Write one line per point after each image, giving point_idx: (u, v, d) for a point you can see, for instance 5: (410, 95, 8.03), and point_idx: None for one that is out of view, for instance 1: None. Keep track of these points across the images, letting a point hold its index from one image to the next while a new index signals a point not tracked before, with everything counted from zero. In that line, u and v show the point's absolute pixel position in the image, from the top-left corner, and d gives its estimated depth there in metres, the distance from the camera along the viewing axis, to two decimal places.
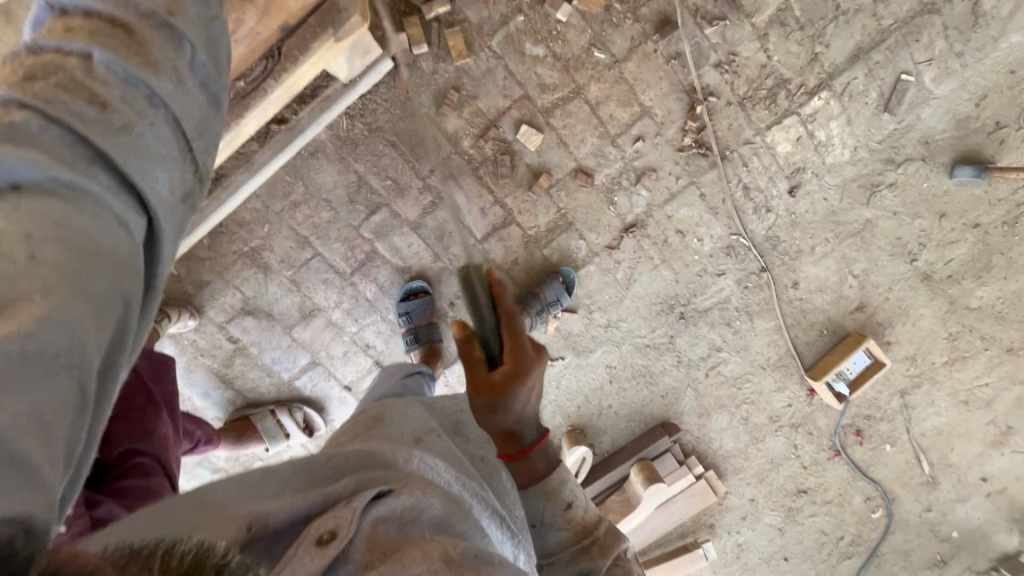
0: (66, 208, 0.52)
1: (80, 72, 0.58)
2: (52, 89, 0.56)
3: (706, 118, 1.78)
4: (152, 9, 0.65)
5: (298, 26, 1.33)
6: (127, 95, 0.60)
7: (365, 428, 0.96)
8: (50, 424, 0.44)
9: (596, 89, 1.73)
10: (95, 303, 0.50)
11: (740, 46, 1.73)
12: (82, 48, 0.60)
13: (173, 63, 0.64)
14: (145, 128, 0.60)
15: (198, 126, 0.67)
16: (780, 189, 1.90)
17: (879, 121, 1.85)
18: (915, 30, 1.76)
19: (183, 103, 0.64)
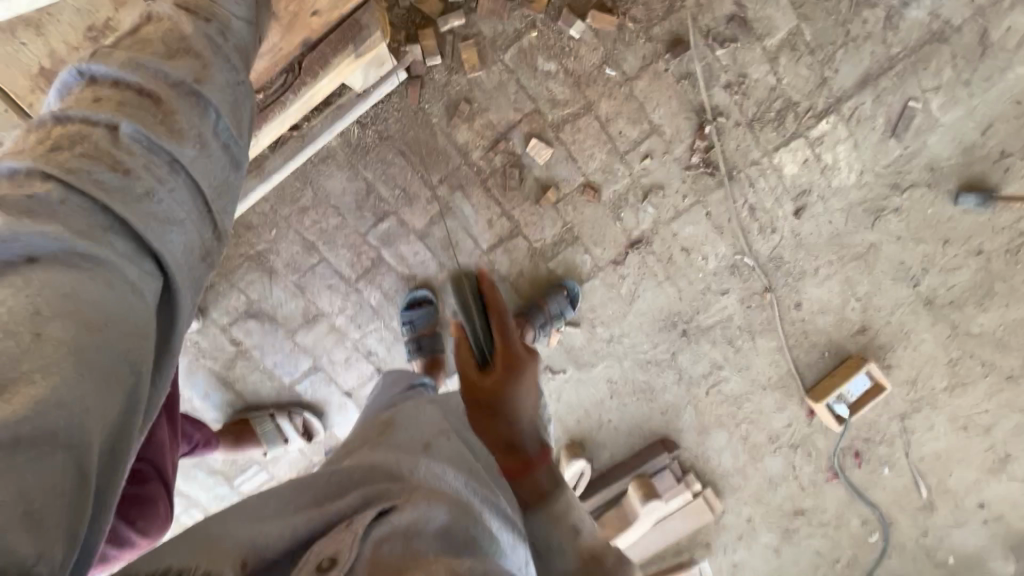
0: (79, 277, 0.54)
1: (106, 141, 0.63)
2: (76, 158, 0.61)
3: (714, 137, 1.79)
4: (182, 77, 0.72)
5: (319, 41, 1.35)
6: (150, 161, 0.65)
7: (374, 436, 0.96)
8: (41, 517, 0.44)
9: (606, 106, 1.74)
10: (100, 379, 0.51)
11: (750, 68, 1.75)
12: (110, 119, 0.65)
13: (197, 128, 0.70)
14: (167, 194, 0.65)
15: (219, 183, 0.73)
16: (786, 210, 1.91)
17: (885, 146, 1.87)
18: (923, 59, 1.78)
19: (204, 166, 0.70)
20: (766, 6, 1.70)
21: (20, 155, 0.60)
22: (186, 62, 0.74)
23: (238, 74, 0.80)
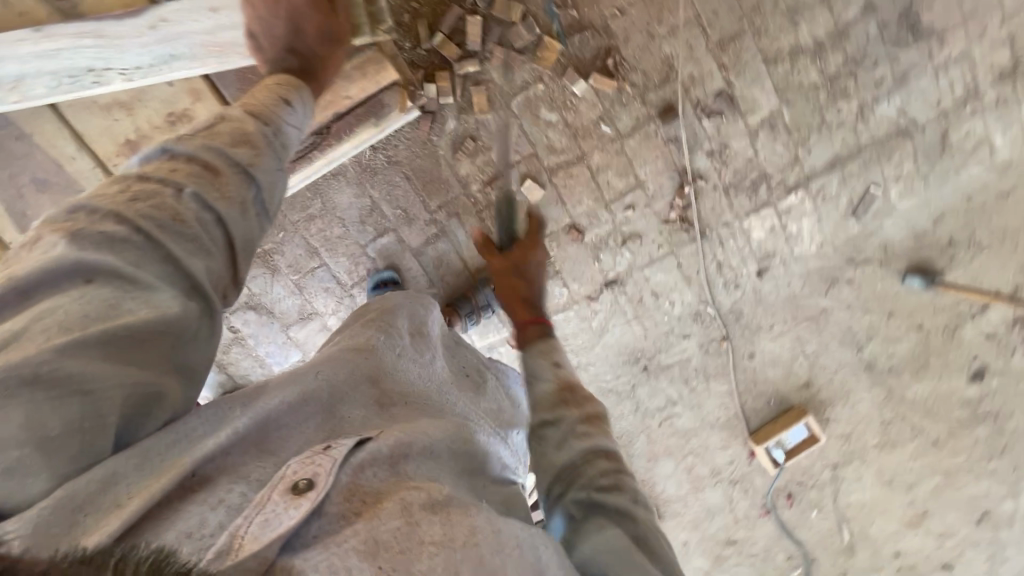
0: (114, 292, 0.71)
1: (172, 198, 0.80)
2: (144, 209, 0.77)
3: (692, 198, 1.97)
4: (237, 158, 0.89)
5: (347, 112, 1.67)
6: (200, 215, 0.82)
7: (363, 320, 1.15)
8: (63, 441, 0.64)
9: (598, 158, 1.91)
10: (118, 360, 0.69)
11: (732, 140, 1.93)
12: (179, 184, 0.82)
13: (242, 198, 0.88)
14: (208, 240, 0.82)
15: (249, 239, 0.89)
16: (750, 269, 2.09)
17: (845, 223, 2.06)
18: (888, 151, 1.97)
19: (241, 227, 0.87)
20: (752, 87, 1.87)
21: (101, 199, 0.78)
22: (244, 150, 0.91)
23: (281, 166, 0.97)
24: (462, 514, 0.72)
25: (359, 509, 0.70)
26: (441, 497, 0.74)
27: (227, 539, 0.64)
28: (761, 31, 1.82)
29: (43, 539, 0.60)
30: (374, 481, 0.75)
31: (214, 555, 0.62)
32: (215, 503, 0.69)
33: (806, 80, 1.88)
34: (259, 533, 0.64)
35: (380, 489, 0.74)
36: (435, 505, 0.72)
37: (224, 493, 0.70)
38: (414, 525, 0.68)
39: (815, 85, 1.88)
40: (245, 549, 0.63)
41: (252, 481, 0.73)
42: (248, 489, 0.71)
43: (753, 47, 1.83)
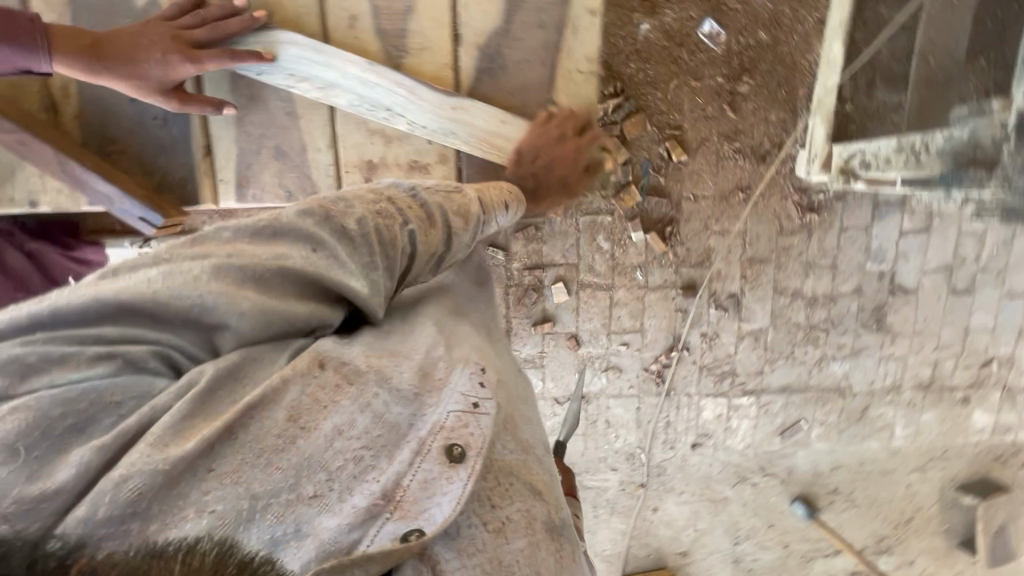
0: (323, 261, 0.86)
1: (399, 228, 0.97)
2: (376, 219, 0.94)
3: (674, 361, 2.26)
4: (451, 223, 1.07)
5: None
6: (405, 245, 0.97)
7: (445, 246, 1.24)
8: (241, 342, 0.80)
9: (621, 294, 2.18)
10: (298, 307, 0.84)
11: (723, 333, 2.26)
12: (409, 220, 0.99)
13: (435, 250, 1.04)
14: (396, 261, 0.95)
15: (421, 272, 1.05)
16: (687, 439, 2.39)
17: (771, 438, 2.42)
18: (825, 399, 2.38)
19: (422, 263, 1.03)
20: (756, 302, 2.24)
21: (358, 198, 0.96)
22: (459, 218, 1.09)
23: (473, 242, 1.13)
24: (569, 556, 0.88)
25: (493, 500, 0.84)
26: (557, 523, 0.89)
27: (393, 484, 0.77)
28: (781, 266, 2.20)
29: (205, 390, 0.72)
30: (506, 456, 0.89)
31: (379, 498, 0.76)
32: (370, 412, 0.80)
33: (794, 317, 2.26)
34: (422, 491, 0.78)
35: (512, 464, 0.89)
36: (551, 530, 0.87)
37: (376, 399, 0.81)
38: (535, 547, 0.83)
39: (798, 324, 2.28)
40: (404, 512, 0.76)
41: (393, 390, 0.84)
42: (391, 401, 0.82)
43: (771, 274, 2.21)
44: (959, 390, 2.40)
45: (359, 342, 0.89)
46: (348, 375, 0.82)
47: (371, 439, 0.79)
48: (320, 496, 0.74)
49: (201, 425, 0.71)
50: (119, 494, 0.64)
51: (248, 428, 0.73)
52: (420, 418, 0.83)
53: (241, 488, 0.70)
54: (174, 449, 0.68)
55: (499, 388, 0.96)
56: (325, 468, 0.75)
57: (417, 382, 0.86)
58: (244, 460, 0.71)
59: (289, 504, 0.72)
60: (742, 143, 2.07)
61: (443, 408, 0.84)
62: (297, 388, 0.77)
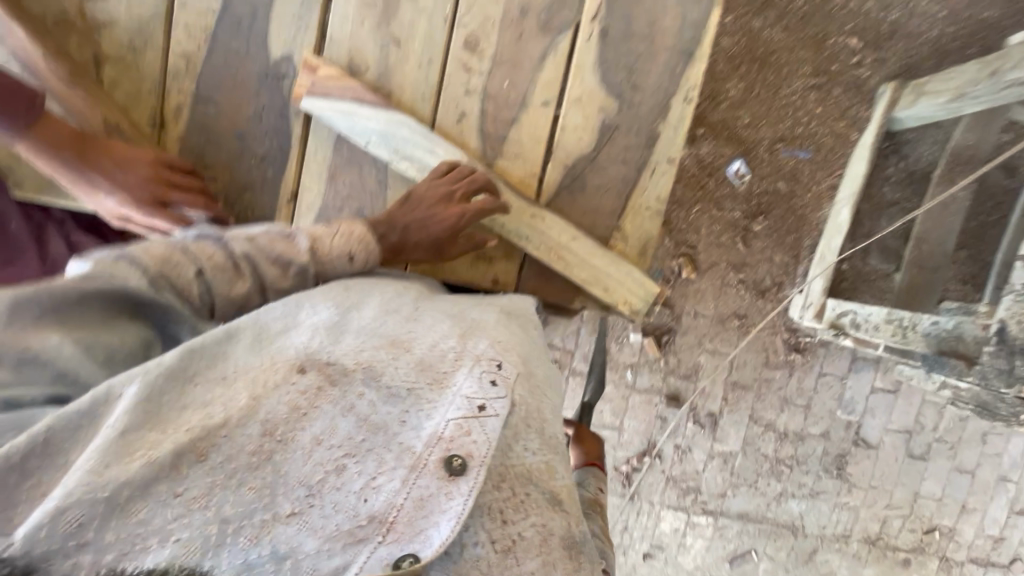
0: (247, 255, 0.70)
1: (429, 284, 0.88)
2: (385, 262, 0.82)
3: (644, 467, 2.29)
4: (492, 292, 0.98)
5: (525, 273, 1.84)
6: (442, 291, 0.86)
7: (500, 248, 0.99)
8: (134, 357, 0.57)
9: (608, 389, 2.25)
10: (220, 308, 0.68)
11: (695, 449, 2.31)
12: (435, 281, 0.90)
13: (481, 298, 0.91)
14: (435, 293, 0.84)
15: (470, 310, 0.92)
16: (639, 546, 2.41)
17: (720, 563, 2.43)
18: (777, 535, 2.41)
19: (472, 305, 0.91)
20: (731, 425, 2.30)
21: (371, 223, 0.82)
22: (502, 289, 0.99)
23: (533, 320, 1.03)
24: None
25: (506, 515, 0.57)
26: (579, 536, 0.61)
27: (383, 505, 0.54)
28: (760, 396, 2.28)
29: (139, 403, 0.50)
30: (527, 461, 0.60)
31: (364, 522, 0.52)
32: (350, 414, 0.56)
33: (763, 448, 2.32)
34: (410, 516, 0.54)
35: (535, 474, 0.60)
36: (572, 548, 0.59)
37: (358, 401, 0.57)
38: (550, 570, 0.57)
39: (767, 456, 2.33)
40: (399, 534, 0.53)
41: (383, 390, 0.59)
42: (378, 401, 0.58)
43: (749, 402, 2.28)
44: (901, 552, 2.46)
45: (329, 326, 0.63)
46: (330, 375, 0.58)
47: (352, 445, 0.55)
48: (301, 514, 0.51)
49: (145, 443, 0.48)
50: (59, 525, 0.43)
51: (210, 443, 0.50)
52: (416, 416, 0.58)
53: (210, 513, 0.48)
54: (119, 470, 0.46)
55: (525, 380, 0.65)
56: (305, 482, 0.52)
57: (415, 374, 0.61)
58: (209, 483, 0.49)
59: (263, 524, 0.50)
60: (746, 276, 2.17)
61: (440, 415, 0.58)
62: (275, 397, 0.54)
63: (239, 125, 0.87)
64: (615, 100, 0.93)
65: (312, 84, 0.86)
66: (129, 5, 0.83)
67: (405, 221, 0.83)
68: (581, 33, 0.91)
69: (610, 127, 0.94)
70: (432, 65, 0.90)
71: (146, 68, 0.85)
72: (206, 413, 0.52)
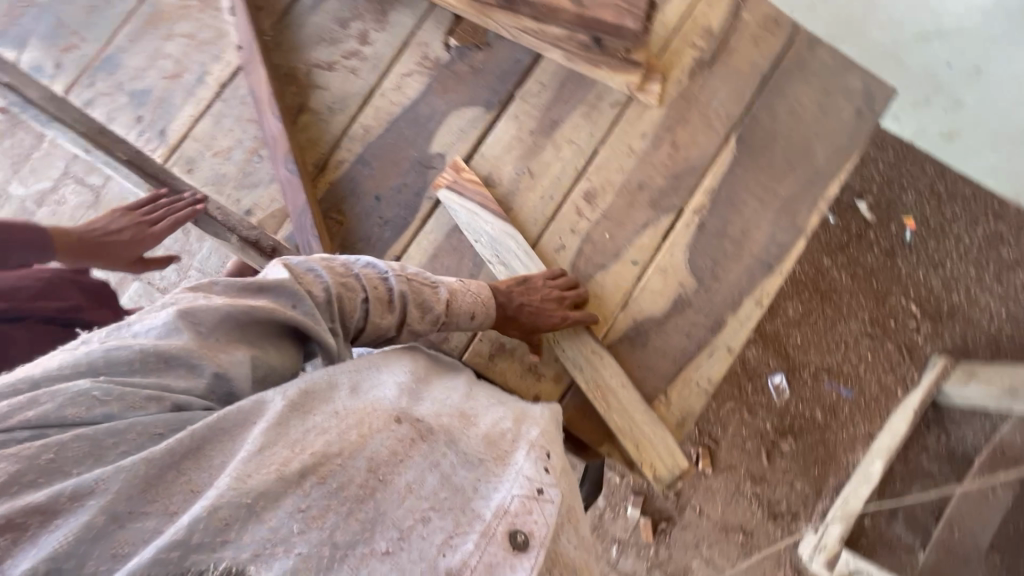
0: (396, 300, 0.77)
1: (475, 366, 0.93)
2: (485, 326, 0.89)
3: None
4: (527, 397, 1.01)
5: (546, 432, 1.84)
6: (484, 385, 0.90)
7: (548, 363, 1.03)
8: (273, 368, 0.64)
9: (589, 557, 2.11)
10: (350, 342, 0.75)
11: None
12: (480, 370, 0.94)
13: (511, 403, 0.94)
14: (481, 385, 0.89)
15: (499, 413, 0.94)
16: None
17: None
18: None
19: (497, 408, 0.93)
20: None
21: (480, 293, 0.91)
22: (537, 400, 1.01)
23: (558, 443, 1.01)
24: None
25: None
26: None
27: (458, 564, 0.52)
28: None
29: (272, 421, 0.55)
30: (571, 552, 0.60)
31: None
32: (437, 470, 0.58)
33: None
34: None
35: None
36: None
37: (444, 459, 0.60)
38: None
39: None
40: None
41: (461, 455, 0.61)
42: (457, 463, 0.60)
43: None
44: None
45: (410, 386, 0.68)
46: (422, 430, 0.61)
47: (438, 500, 0.56)
48: (394, 554, 0.51)
49: (278, 460, 0.52)
50: (209, 523, 0.46)
51: (329, 468, 0.53)
52: (486, 487, 0.59)
53: (324, 534, 0.50)
54: (260, 479, 0.50)
55: (567, 473, 0.67)
56: (398, 524, 0.53)
57: (483, 447, 0.63)
58: (326, 504, 0.51)
59: (363, 557, 0.50)
60: (762, 491, 2.08)
61: (505, 487, 0.59)
62: (379, 437, 0.58)
63: (381, 190, 1.03)
64: (695, 282, 1.04)
65: (453, 180, 1.02)
66: (343, 80, 1.05)
67: (519, 301, 0.92)
68: (682, 219, 1.05)
69: (684, 302, 1.03)
70: (552, 200, 1.04)
71: (331, 125, 1.04)
72: (324, 440, 0.55)
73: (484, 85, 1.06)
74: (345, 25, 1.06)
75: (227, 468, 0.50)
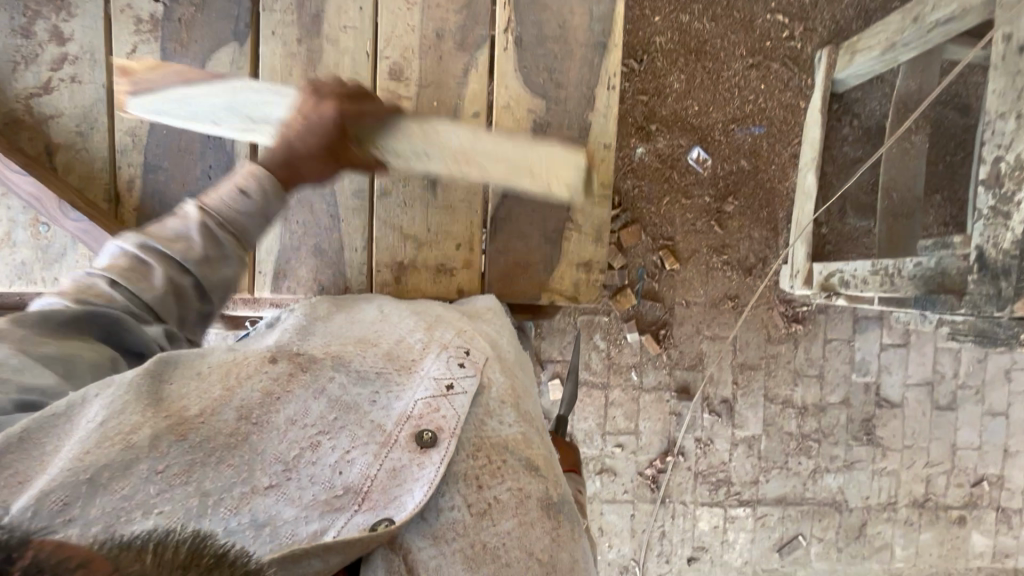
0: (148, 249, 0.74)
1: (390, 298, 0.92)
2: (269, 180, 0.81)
3: (670, 467, 2.24)
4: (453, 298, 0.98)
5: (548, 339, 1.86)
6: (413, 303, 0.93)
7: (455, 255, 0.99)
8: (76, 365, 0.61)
9: (618, 394, 2.22)
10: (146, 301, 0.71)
11: (717, 439, 2.26)
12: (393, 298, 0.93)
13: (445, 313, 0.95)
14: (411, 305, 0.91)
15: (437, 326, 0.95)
16: (683, 552, 2.30)
17: (770, 555, 2.32)
18: (821, 516, 2.32)
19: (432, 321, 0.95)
20: (748, 407, 2.25)
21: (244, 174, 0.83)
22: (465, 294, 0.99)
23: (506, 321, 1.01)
24: (572, 537, 0.62)
25: (481, 479, 0.60)
26: (558, 500, 0.63)
27: (357, 477, 0.57)
28: (771, 373, 2.25)
29: (111, 401, 0.52)
30: (503, 431, 0.65)
31: (341, 492, 0.56)
32: (322, 396, 0.61)
33: (787, 426, 2.27)
34: (386, 483, 0.58)
35: (510, 441, 0.64)
36: (551, 510, 0.61)
37: (331, 383, 0.63)
38: (528, 528, 0.59)
39: (790, 433, 2.27)
40: (372, 502, 0.56)
41: (353, 374, 0.65)
42: (348, 383, 0.64)
43: (761, 382, 2.25)
44: (953, 510, 2.36)
45: (297, 332, 0.72)
46: (302, 363, 0.63)
47: (325, 423, 0.59)
48: (278, 486, 0.54)
49: (121, 430, 0.50)
50: (43, 507, 0.43)
51: (191, 426, 0.53)
52: (386, 397, 0.64)
53: (191, 487, 0.50)
54: (101, 453, 0.48)
55: (496, 363, 0.72)
56: (281, 458, 0.55)
57: (383, 363, 0.68)
58: (189, 460, 0.51)
59: (241, 496, 0.52)
60: (730, 256, 2.18)
61: (409, 396, 0.64)
62: (249, 384, 0.58)
63: (191, 187, 0.92)
64: (542, 100, 0.98)
65: (132, 83, 0.85)
66: (70, 95, 0.90)
67: (286, 139, 0.82)
68: (497, 45, 0.96)
69: (543, 126, 0.98)
70: None
71: (94, 150, 0.91)
72: (182, 405, 0.55)
73: (219, 16, 0.91)
74: (27, 33, 0.88)
75: (60, 450, 0.48)
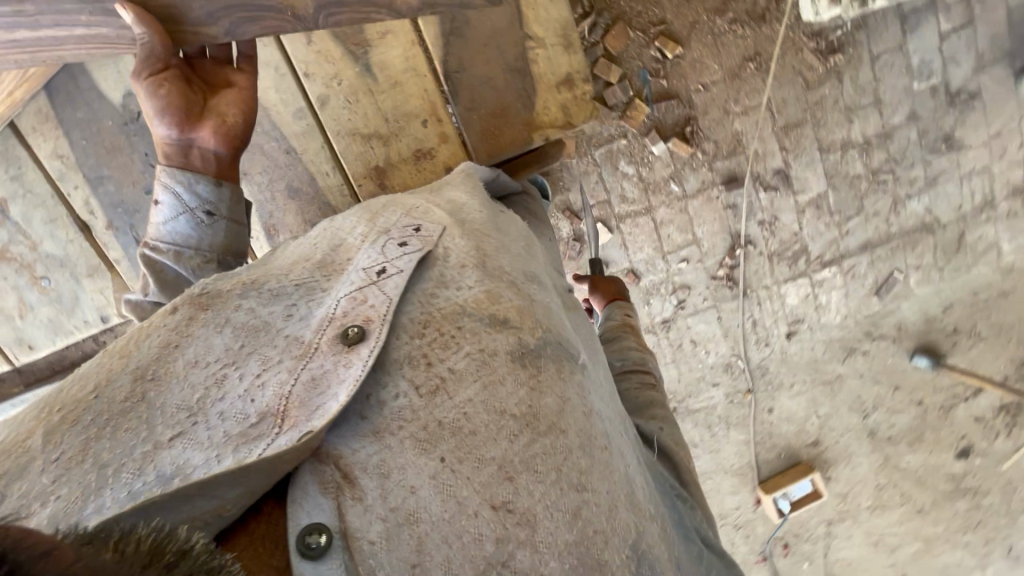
0: None
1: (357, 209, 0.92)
2: None
3: (741, 259, 2.18)
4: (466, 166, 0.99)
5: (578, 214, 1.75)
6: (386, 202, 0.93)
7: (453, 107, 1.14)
8: None
9: (664, 212, 2.11)
10: None
11: (782, 213, 2.13)
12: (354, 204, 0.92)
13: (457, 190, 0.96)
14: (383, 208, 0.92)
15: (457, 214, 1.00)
16: (780, 330, 2.32)
17: (869, 301, 2.28)
18: (913, 244, 2.20)
19: None
20: (806, 168, 2.07)
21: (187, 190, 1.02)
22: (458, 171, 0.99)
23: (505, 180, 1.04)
24: (556, 378, 0.65)
25: (432, 357, 0.63)
26: (531, 346, 0.65)
27: (272, 397, 0.59)
28: (820, 121, 2.02)
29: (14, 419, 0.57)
30: (459, 298, 0.68)
31: (256, 421, 0.57)
32: (226, 328, 0.63)
33: (852, 170, 2.09)
34: (308, 393, 0.60)
35: (468, 304, 0.67)
36: (521, 360, 0.64)
37: (228, 320, 0.63)
38: (497, 386, 0.62)
39: (858, 176, 2.09)
40: (293, 420, 0.58)
41: (267, 296, 0.67)
42: (256, 307, 0.66)
43: (812, 135, 2.04)
44: None
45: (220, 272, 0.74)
46: (204, 303, 0.65)
47: (233, 354, 0.61)
48: (184, 433, 0.55)
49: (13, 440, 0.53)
50: None
51: (79, 411, 0.55)
52: (307, 310, 0.67)
53: (89, 463, 0.52)
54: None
55: (451, 233, 0.75)
56: (187, 405, 0.57)
57: (308, 274, 0.72)
58: (85, 440, 0.53)
59: (146, 455, 0.53)
60: (735, 11, 1.88)
61: (334, 297, 0.67)
62: (147, 341, 0.60)
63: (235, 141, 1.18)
64: None
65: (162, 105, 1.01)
66: None
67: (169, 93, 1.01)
68: None
69: None
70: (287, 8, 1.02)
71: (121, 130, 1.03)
72: (84, 381, 0.57)
73: None
74: None
75: None
